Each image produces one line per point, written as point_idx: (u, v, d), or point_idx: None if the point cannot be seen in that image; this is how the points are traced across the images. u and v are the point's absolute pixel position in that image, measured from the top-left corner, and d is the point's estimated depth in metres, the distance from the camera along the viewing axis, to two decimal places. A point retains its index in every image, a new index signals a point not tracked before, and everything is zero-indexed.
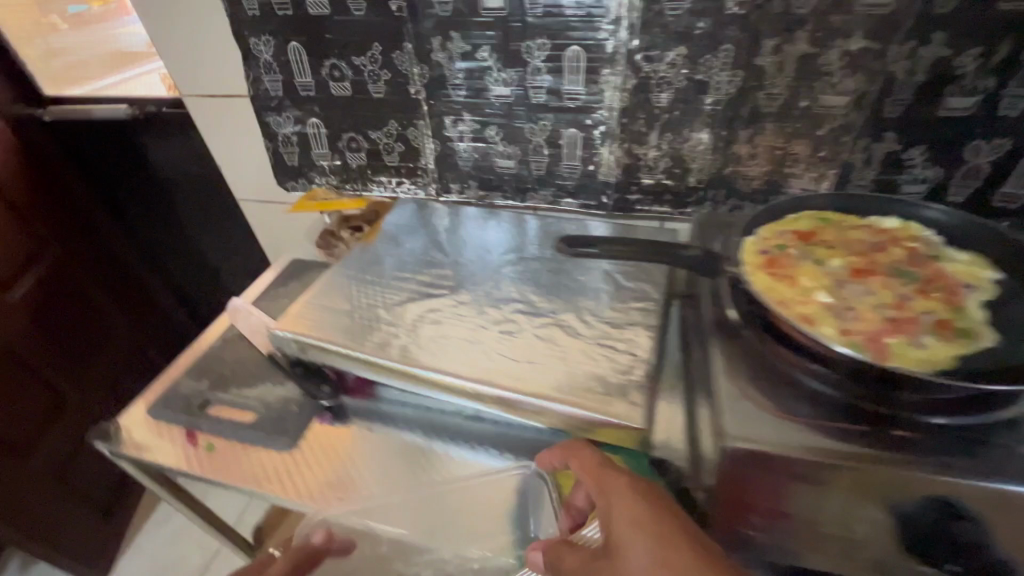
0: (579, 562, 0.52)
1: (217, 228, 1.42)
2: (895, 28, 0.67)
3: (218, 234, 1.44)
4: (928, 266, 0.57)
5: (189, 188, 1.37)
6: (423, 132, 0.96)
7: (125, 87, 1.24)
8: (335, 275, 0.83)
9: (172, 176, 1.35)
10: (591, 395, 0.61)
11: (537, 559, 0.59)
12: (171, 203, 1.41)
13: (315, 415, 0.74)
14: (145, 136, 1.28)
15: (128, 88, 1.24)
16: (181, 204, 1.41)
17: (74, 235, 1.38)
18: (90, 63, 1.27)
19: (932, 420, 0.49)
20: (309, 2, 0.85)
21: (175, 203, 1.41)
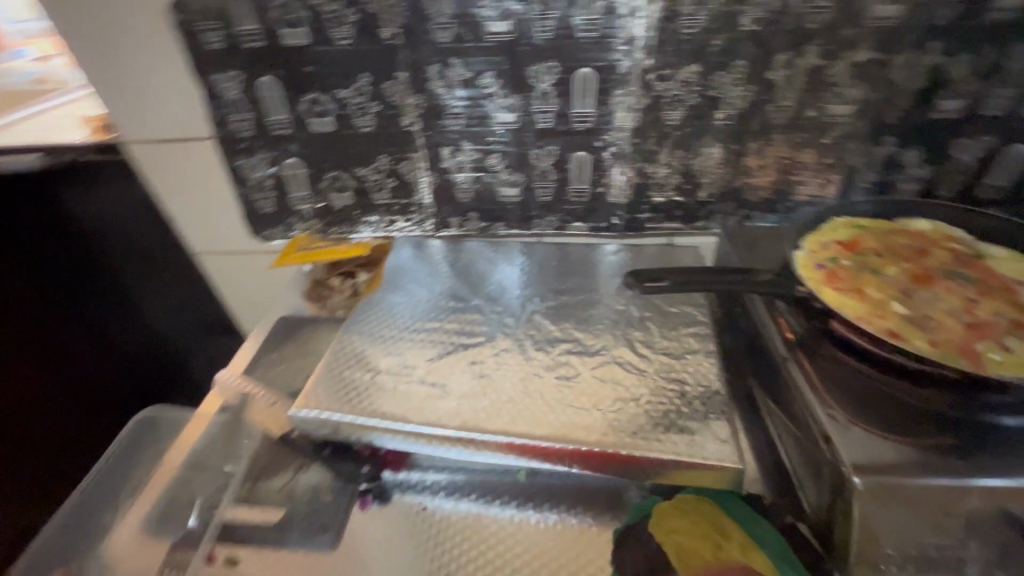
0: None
1: (176, 301, 1.15)
2: (895, 40, 0.70)
3: (174, 306, 1.17)
4: (977, 267, 0.59)
5: (133, 257, 1.10)
6: (418, 165, 0.88)
7: (27, 123, 1.00)
8: (350, 332, 0.74)
9: (109, 238, 1.08)
10: (673, 438, 0.57)
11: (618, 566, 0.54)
12: (110, 274, 1.12)
13: (353, 503, 0.63)
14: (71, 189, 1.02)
15: (34, 127, 1.00)
16: (125, 276, 1.13)
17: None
18: None
19: (1009, 422, 0.51)
20: (286, 33, 0.76)
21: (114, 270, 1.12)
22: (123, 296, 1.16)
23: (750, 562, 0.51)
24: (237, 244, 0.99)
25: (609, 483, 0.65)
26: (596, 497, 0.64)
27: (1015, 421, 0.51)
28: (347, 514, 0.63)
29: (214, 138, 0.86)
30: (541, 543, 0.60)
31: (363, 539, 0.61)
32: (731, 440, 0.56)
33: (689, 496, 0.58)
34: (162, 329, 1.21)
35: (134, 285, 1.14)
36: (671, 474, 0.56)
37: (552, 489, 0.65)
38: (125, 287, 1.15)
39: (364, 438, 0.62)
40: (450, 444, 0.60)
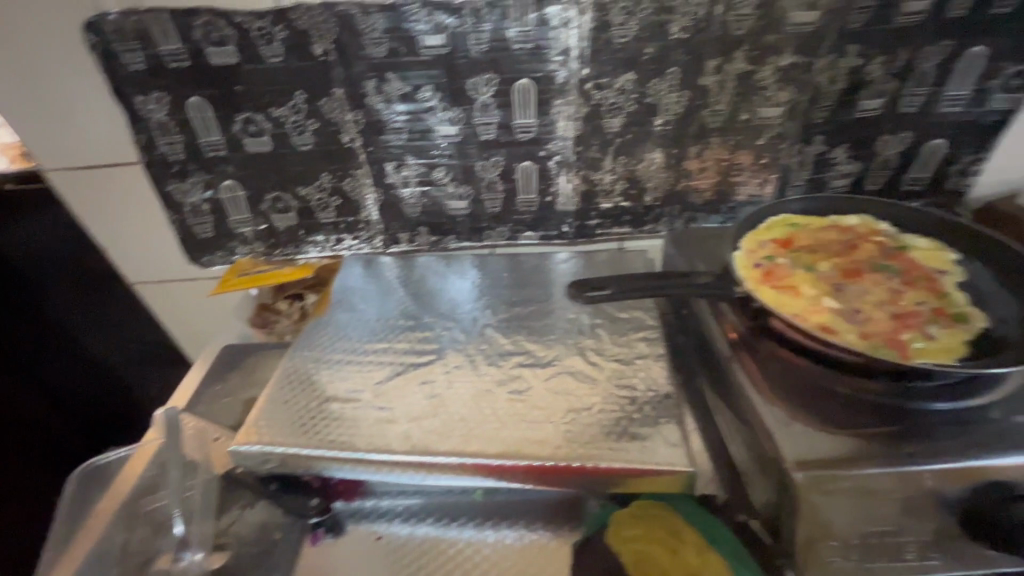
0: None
1: (118, 333, 1.08)
2: (817, 44, 0.73)
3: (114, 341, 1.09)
4: (902, 259, 0.62)
5: (65, 289, 1.03)
6: (362, 182, 0.87)
7: None
8: (295, 357, 0.71)
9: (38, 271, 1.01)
10: (626, 445, 0.57)
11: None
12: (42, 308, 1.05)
13: (304, 537, 0.62)
14: None
15: None
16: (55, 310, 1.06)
17: None
18: None
19: (941, 407, 0.53)
20: (212, 51, 0.73)
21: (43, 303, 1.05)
22: (60, 329, 1.08)
23: (702, 562, 0.52)
24: (175, 272, 0.94)
25: (567, 495, 0.64)
26: (555, 509, 0.64)
27: (947, 406, 0.53)
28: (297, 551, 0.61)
29: (142, 162, 0.82)
30: (500, 564, 0.59)
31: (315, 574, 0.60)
32: (682, 443, 0.57)
33: (645, 502, 0.58)
34: (109, 361, 1.13)
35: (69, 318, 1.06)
36: (625, 482, 0.56)
37: (510, 505, 0.64)
38: (62, 320, 1.07)
39: (312, 470, 0.60)
40: (402, 470, 0.58)
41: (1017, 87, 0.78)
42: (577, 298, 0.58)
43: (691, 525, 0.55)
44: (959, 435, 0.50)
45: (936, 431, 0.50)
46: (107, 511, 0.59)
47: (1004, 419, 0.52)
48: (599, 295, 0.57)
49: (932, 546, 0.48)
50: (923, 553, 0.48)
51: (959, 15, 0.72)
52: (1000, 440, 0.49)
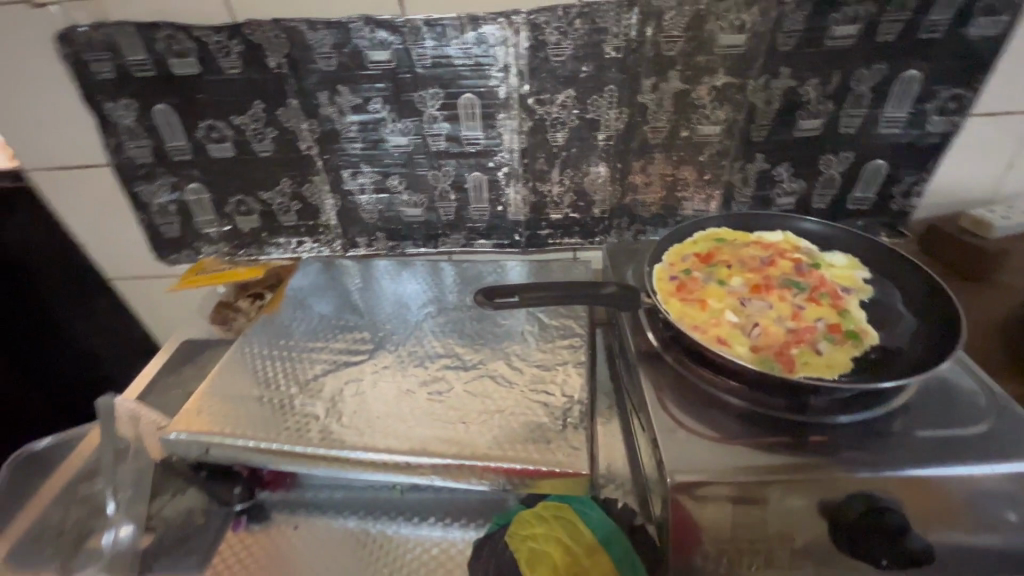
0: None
1: (100, 326, 1.07)
2: (749, 65, 0.76)
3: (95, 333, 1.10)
4: (813, 275, 0.63)
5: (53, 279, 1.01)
6: (320, 188, 0.90)
7: None
8: (238, 353, 0.75)
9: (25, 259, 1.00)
10: (532, 447, 0.59)
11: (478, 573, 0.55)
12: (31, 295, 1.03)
13: (227, 523, 0.64)
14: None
15: None
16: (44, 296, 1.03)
17: None
18: None
19: (837, 420, 0.55)
20: (175, 63, 0.78)
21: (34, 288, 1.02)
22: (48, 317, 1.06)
23: (594, 566, 0.53)
24: (145, 269, 0.98)
25: (485, 495, 0.66)
26: (473, 508, 0.66)
27: (846, 419, 0.54)
28: (220, 535, 0.63)
29: (112, 165, 0.86)
30: (412, 556, 0.62)
31: (233, 558, 0.61)
32: (584, 447, 0.59)
33: (548, 502, 0.59)
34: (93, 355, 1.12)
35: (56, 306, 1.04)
36: (528, 483, 0.58)
37: (429, 503, 0.67)
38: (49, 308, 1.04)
39: (238, 459, 0.63)
40: (320, 463, 0.61)
41: (952, 110, 0.79)
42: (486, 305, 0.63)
43: (589, 526, 0.56)
44: (846, 449, 0.52)
45: (826, 444, 0.52)
46: (50, 494, 0.66)
47: (893, 432, 0.53)
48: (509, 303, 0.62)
49: (804, 552, 0.49)
50: (793, 557, 0.49)
51: (889, 39, 0.74)
52: (883, 452, 0.51)
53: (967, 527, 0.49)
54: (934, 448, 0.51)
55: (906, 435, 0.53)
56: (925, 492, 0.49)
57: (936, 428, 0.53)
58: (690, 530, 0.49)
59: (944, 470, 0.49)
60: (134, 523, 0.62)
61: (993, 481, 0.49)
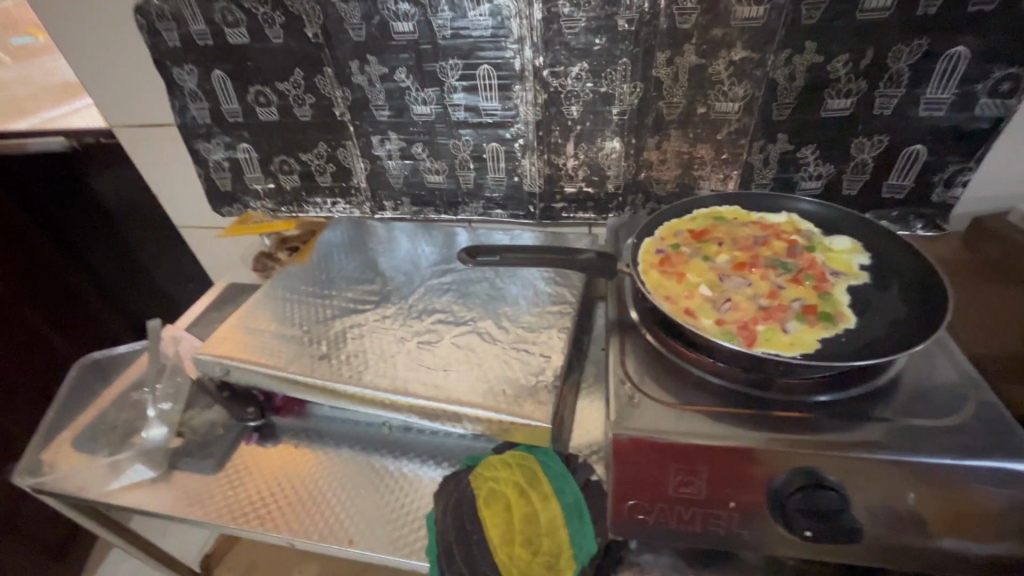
0: (468, 519, 0.59)
1: (173, 263, 1.26)
2: (771, 39, 0.73)
3: (170, 272, 1.28)
4: (804, 257, 0.63)
5: (139, 223, 1.20)
6: (352, 152, 0.97)
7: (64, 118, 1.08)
8: (265, 294, 0.84)
9: (117, 208, 1.18)
10: (504, 398, 0.64)
11: (443, 501, 0.61)
12: (122, 241, 1.24)
13: (241, 437, 0.74)
14: (82, 168, 1.11)
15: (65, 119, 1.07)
16: (132, 239, 1.23)
17: (17, 268, 1.14)
18: (34, 94, 1.21)
19: (813, 399, 0.54)
20: (228, 32, 0.87)
21: (126, 235, 1.23)
22: (130, 257, 1.27)
23: (543, 511, 0.57)
24: (203, 219, 1.11)
25: (463, 440, 0.72)
26: (450, 451, 0.71)
27: (822, 398, 0.54)
28: (236, 446, 0.73)
29: (178, 124, 0.98)
30: (392, 483, 0.68)
31: (243, 466, 0.71)
32: (551, 403, 0.63)
33: (517, 451, 0.63)
34: (167, 290, 1.31)
35: (139, 250, 1.25)
36: (496, 429, 0.63)
37: (414, 443, 0.72)
38: (133, 249, 1.25)
39: (253, 383, 0.72)
40: (318, 392, 0.69)
41: (1006, 92, 0.72)
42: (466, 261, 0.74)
43: (548, 477, 0.60)
44: (805, 427, 0.52)
45: (784, 420, 0.52)
46: (108, 399, 0.79)
47: (862, 416, 0.52)
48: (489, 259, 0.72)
49: (740, 520, 0.50)
50: (729, 524, 0.50)
51: (931, 12, 0.69)
52: (842, 433, 0.50)
53: (924, 517, 0.48)
54: (901, 436, 0.50)
55: (874, 420, 0.52)
56: (882, 476, 0.48)
57: (905, 417, 0.52)
58: (635, 487, 0.52)
59: (897, 456, 0.48)
60: (165, 426, 0.73)
61: (952, 473, 0.47)
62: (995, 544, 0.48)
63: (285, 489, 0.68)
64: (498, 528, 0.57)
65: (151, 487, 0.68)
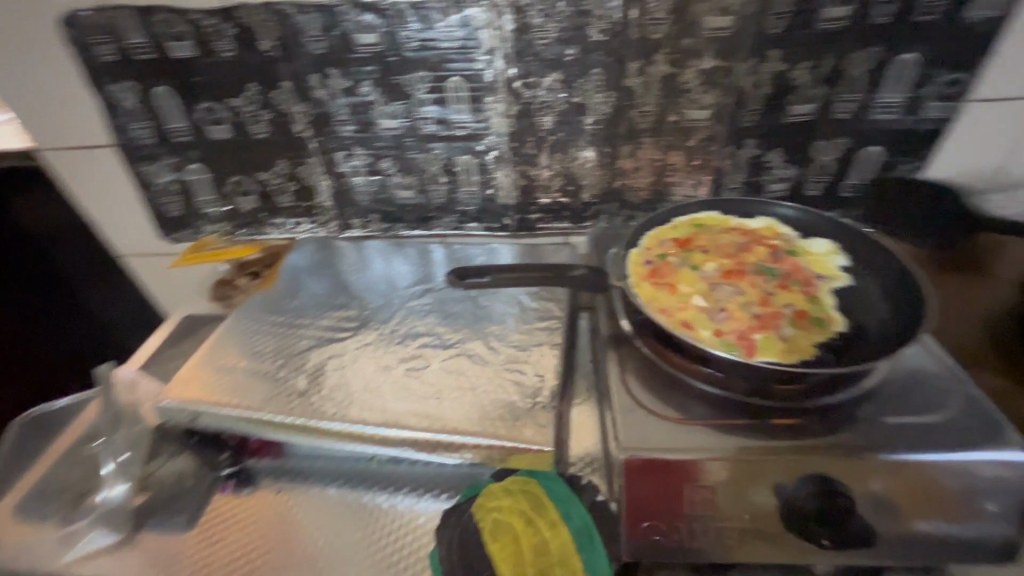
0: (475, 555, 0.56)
1: (114, 299, 1.07)
2: (737, 48, 0.75)
3: (112, 309, 1.08)
4: (788, 262, 0.65)
5: (78, 251, 1.02)
6: (315, 170, 0.91)
7: None
8: (231, 326, 0.78)
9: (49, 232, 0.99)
10: (502, 423, 0.61)
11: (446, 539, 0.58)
12: (59, 273, 1.03)
13: (215, 487, 0.68)
14: None
15: None
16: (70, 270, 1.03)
17: None
18: None
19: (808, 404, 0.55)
20: (172, 46, 0.80)
21: (64, 264, 1.02)
22: (72, 293, 1.05)
23: (554, 538, 0.55)
24: (149, 246, 1.01)
25: (459, 468, 0.68)
26: (447, 481, 0.67)
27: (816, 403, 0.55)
28: (209, 497, 0.67)
29: (117, 145, 0.89)
30: (387, 521, 0.64)
31: (220, 518, 0.65)
32: (551, 426, 0.61)
33: (518, 477, 0.61)
34: (106, 330, 1.10)
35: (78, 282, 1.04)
36: (496, 457, 0.60)
37: (407, 476, 0.68)
38: (74, 283, 1.04)
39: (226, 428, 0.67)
40: (300, 433, 0.64)
41: (950, 95, 0.78)
42: (455, 284, 0.73)
43: (553, 502, 0.58)
44: (805, 433, 0.53)
45: (785, 427, 0.53)
46: (53, 456, 0.72)
47: (856, 418, 0.54)
48: (479, 279, 0.72)
49: (752, 530, 0.50)
50: (741, 536, 0.51)
51: (882, 22, 0.73)
52: (840, 437, 0.52)
53: (925, 512, 0.50)
54: (896, 436, 0.52)
55: (866, 421, 0.54)
56: (880, 475, 0.50)
57: (896, 415, 0.54)
58: (647, 505, 0.51)
59: (894, 456, 0.50)
60: (128, 482, 0.67)
61: (945, 467, 0.50)
62: (990, 530, 0.50)
63: (272, 539, 0.63)
64: (510, 562, 0.54)
65: (113, 553, 0.62)
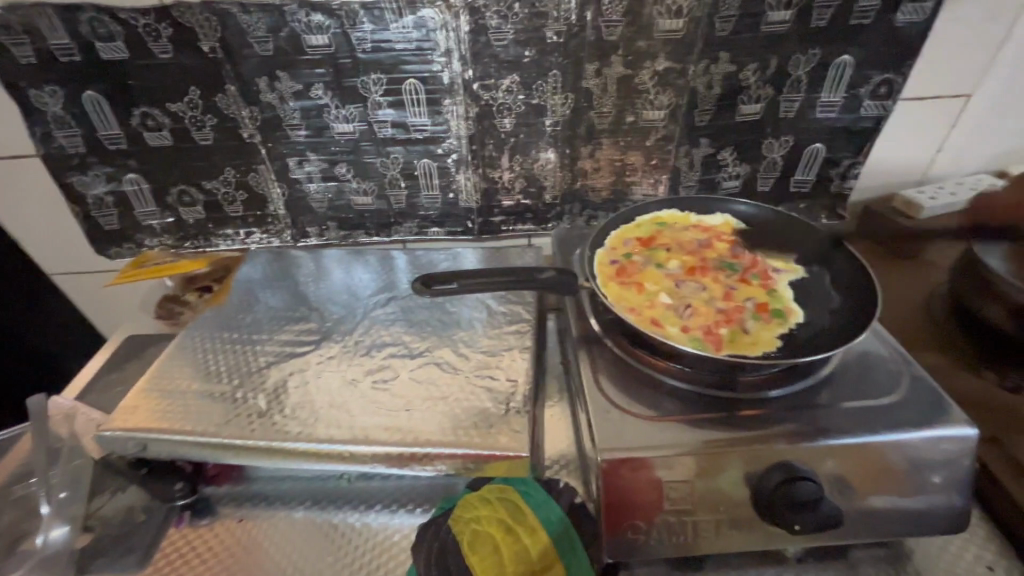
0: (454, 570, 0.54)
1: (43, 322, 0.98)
2: (689, 50, 0.77)
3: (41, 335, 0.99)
4: (746, 257, 0.68)
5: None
6: (266, 177, 0.87)
7: None
8: (180, 346, 0.73)
9: None
10: (477, 431, 0.60)
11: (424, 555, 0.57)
12: None
13: (170, 519, 0.63)
14: None
15: None
16: None
17: None
18: None
19: (771, 394, 0.58)
20: (101, 47, 0.74)
21: None
22: None
23: (534, 546, 0.54)
24: (84, 263, 0.94)
25: (433, 480, 0.67)
26: (421, 494, 0.66)
27: (778, 392, 0.58)
28: (162, 531, 0.62)
29: (41, 155, 0.82)
30: (360, 541, 0.62)
31: (176, 553, 0.60)
32: (526, 431, 0.61)
33: (493, 485, 0.59)
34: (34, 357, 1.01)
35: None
36: (471, 466, 0.59)
37: (379, 492, 0.66)
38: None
39: (181, 455, 0.62)
40: (263, 455, 0.61)
41: (884, 94, 0.83)
42: (422, 293, 0.67)
43: (531, 507, 0.57)
44: (771, 422, 0.55)
45: (752, 417, 0.55)
46: None
47: (816, 404, 0.56)
48: (446, 288, 0.66)
49: (726, 520, 0.52)
50: (719, 528, 0.52)
51: (822, 25, 0.76)
52: (803, 424, 0.54)
53: (885, 490, 0.52)
54: (853, 419, 0.54)
55: (825, 406, 0.56)
56: (842, 458, 0.52)
57: (852, 399, 0.57)
58: (624, 505, 0.52)
59: (857, 438, 0.52)
60: (68, 524, 0.62)
61: (899, 447, 0.52)
62: (940, 502, 0.53)
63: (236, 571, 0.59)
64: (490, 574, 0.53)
65: None
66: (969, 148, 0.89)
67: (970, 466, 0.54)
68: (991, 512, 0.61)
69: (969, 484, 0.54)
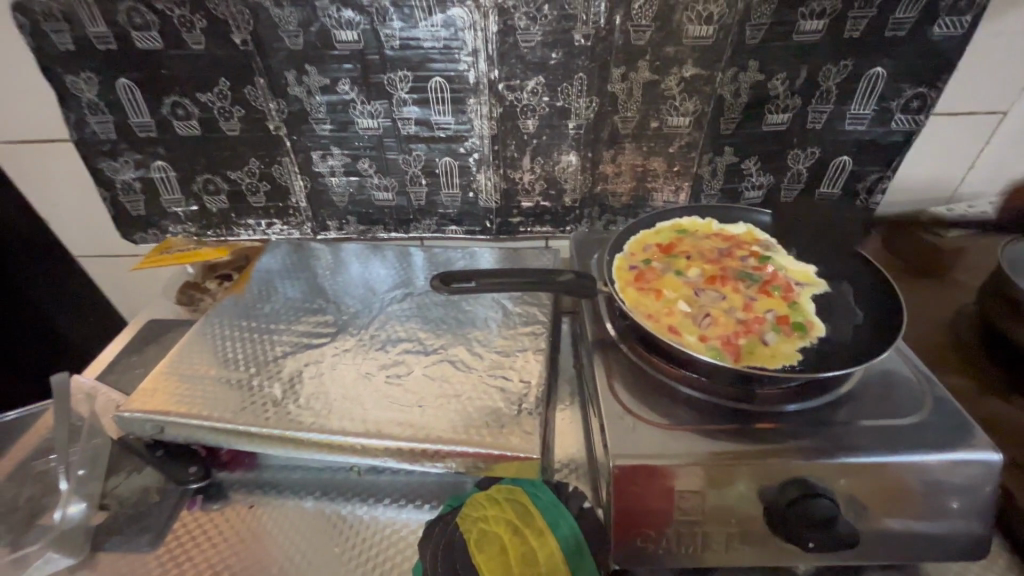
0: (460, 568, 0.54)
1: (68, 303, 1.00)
2: (718, 57, 0.76)
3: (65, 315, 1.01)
4: (768, 268, 0.67)
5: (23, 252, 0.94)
6: (290, 169, 0.88)
7: None
8: (200, 332, 0.75)
9: None
10: (488, 430, 0.60)
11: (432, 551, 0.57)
12: None
13: (183, 502, 0.64)
14: None
15: None
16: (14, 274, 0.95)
17: None
18: None
19: (788, 408, 0.57)
20: (136, 36, 0.76)
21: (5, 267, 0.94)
22: None
23: (541, 548, 0.54)
24: (110, 247, 0.96)
25: (442, 478, 0.67)
26: (429, 491, 0.66)
27: (795, 407, 0.57)
28: (175, 514, 0.63)
29: (74, 140, 0.84)
30: (367, 533, 0.62)
31: (187, 536, 0.61)
32: (538, 433, 0.60)
33: (503, 485, 0.60)
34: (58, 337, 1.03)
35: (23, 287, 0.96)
36: (481, 465, 0.59)
37: (388, 487, 0.66)
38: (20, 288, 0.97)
39: (196, 440, 0.63)
40: (277, 444, 0.62)
41: (916, 108, 0.81)
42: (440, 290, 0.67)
43: (539, 509, 0.57)
44: (788, 436, 0.54)
45: (768, 431, 0.54)
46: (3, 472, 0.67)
47: (834, 421, 0.55)
48: (465, 287, 0.66)
49: (737, 533, 0.51)
50: (730, 540, 0.51)
51: (855, 36, 0.75)
52: (820, 440, 0.53)
53: (903, 512, 0.51)
54: (872, 438, 0.53)
55: (843, 424, 0.55)
56: (859, 476, 0.51)
57: (871, 417, 0.56)
58: (634, 512, 0.51)
59: (876, 457, 0.51)
60: (86, 501, 0.63)
61: (918, 469, 0.51)
62: (960, 527, 0.52)
63: (245, 557, 0.59)
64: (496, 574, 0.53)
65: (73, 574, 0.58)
66: (1001, 167, 0.87)
67: (992, 491, 0.52)
68: (1012, 539, 0.59)
69: (990, 510, 0.52)
